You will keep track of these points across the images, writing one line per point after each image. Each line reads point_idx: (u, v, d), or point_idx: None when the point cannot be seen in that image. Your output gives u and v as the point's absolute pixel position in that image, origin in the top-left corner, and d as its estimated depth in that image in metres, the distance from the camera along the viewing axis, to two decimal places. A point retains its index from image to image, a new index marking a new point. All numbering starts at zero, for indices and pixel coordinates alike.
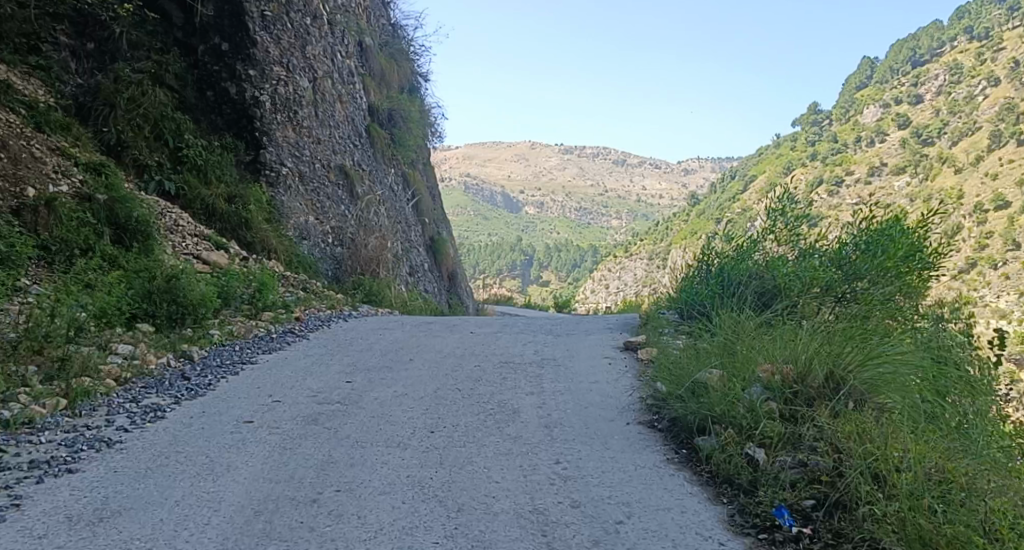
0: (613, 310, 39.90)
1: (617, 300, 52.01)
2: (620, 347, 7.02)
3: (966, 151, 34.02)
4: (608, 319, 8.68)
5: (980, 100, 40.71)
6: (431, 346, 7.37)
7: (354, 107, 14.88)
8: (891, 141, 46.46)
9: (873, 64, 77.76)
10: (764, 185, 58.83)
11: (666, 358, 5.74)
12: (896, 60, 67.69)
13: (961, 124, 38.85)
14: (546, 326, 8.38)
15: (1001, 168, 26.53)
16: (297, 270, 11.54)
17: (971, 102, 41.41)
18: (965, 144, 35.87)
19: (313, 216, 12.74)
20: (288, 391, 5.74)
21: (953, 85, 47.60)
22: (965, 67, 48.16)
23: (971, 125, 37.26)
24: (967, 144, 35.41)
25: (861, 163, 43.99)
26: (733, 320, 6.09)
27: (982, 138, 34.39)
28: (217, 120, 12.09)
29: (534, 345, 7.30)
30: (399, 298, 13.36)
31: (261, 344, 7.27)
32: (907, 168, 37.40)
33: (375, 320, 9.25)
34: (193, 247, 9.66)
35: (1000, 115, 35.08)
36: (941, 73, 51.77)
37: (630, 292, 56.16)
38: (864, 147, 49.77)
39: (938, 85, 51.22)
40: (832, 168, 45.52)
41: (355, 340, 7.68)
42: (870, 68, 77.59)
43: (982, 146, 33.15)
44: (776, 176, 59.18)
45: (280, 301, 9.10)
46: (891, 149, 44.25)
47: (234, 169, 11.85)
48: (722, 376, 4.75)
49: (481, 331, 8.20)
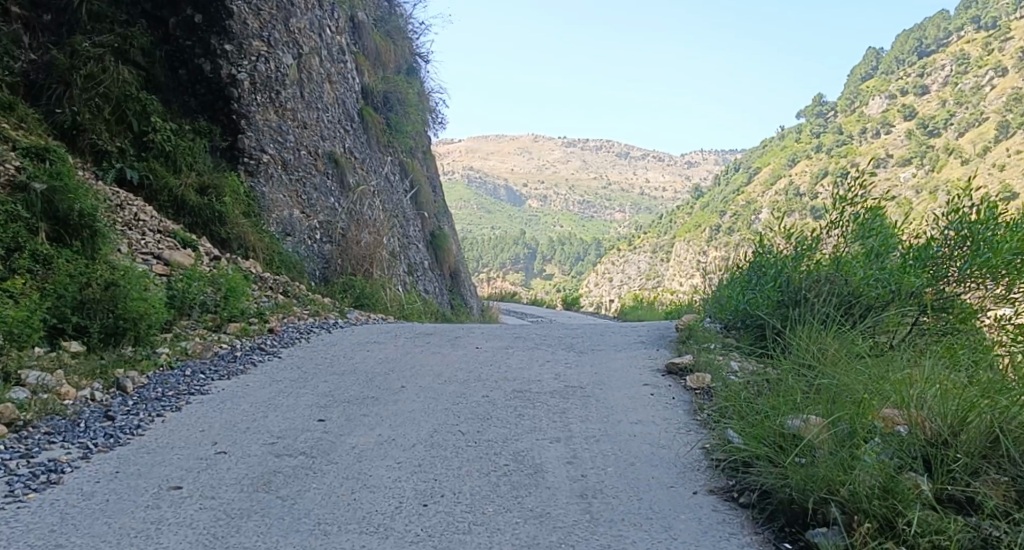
0: (614, 306, 38.53)
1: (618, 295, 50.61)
2: (661, 369, 5.66)
3: (972, 142, 32.56)
4: (638, 331, 7.32)
5: (988, 91, 39.13)
6: (428, 367, 6.03)
7: (345, 89, 13.49)
8: (897, 133, 44.95)
9: (879, 55, 76.13)
10: (769, 177, 57.32)
11: (732, 395, 4.38)
12: (902, 50, 66.04)
13: (968, 115, 37.34)
14: (565, 339, 7.03)
15: (1009, 159, 25.04)
16: (279, 271, 10.21)
17: (979, 93, 39.82)
18: (971, 135, 34.42)
19: (298, 209, 11.39)
20: (240, 436, 4.40)
21: (958, 74, 46.09)
22: (973, 57, 46.56)
23: (978, 116, 35.76)
24: (974, 135, 33.95)
25: (866, 155, 42.48)
26: (815, 342, 4.73)
27: (991, 128, 32.93)
28: (190, 101, 10.75)
29: (553, 367, 5.95)
30: (396, 301, 11.98)
31: (220, 366, 5.93)
32: (913, 160, 36.13)
33: (364, 330, 7.91)
34: (153, 246, 8.35)
35: (1009, 105, 33.59)
36: (947, 63, 50.17)
37: (633, 287, 54.81)
38: (870, 139, 48.27)
39: (942, 75, 49.57)
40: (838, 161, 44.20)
41: (336, 359, 6.34)
42: (876, 58, 75.78)
43: (989, 138, 31.75)
44: (782, 168, 57.68)
45: (252, 309, 7.78)
46: (896, 140, 42.73)
47: (208, 157, 10.52)
48: (828, 429, 3.40)
49: (489, 346, 6.85)
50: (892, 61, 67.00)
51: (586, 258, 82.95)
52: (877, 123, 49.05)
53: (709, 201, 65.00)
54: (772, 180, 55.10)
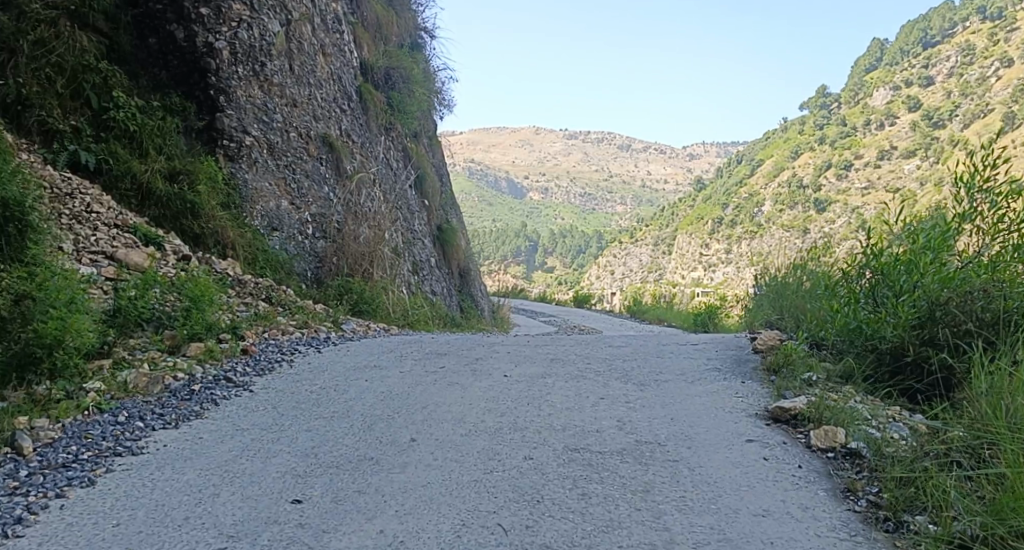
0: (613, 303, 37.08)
1: (616, 290, 49.12)
2: (762, 414, 4.17)
3: (978, 134, 30.64)
4: (708, 353, 5.79)
5: (992, 82, 36.99)
6: (444, 408, 4.55)
7: (341, 63, 11.91)
8: (901, 124, 43.00)
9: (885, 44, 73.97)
10: (773, 168, 55.50)
11: (931, 481, 2.94)
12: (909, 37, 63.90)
13: (972, 106, 35.33)
14: (616, 366, 5.52)
15: None
16: (262, 272, 8.76)
17: (982, 83, 37.64)
18: (977, 127, 32.48)
19: (286, 200, 9.83)
20: (169, 537, 2.94)
21: (961, 62, 44.31)
22: (979, 46, 44.44)
23: (983, 108, 33.85)
24: (979, 128, 32.07)
25: (871, 148, 40.58)
26: (1020, 387, 3.24)
27: (995, 120, 31.45)
28: (161, 74, 9.31)
29: (612, 409, 4.45)
30: (399, 306, 10.45)
31: (168, 407, 4.45)
32: (919, 153, 34.83)
33: (360, 350, 6.42)
34: (106, 243, 6.89)
35: (1013, 95, 31.62)
36: (950, 52, 48.43)
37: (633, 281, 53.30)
38: (873, 130, 46.31)
39: (945, 65, 47.32)
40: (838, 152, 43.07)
41: (324, 394, 4.87)
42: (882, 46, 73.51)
43: (994, 129, 30.46)
44: (785, 160, 55.99)
45: (223, 321, 6.33)
46: (899, 132, 40.81)
47: (181, 139, 9.02)
48: None
49: (520, 375, 5.35)
50: (893, 50, 65.01)
51: (587, 250, 81.24)
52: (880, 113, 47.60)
53: (711, 194, 63.51)
54: (774, 171, 53.69)
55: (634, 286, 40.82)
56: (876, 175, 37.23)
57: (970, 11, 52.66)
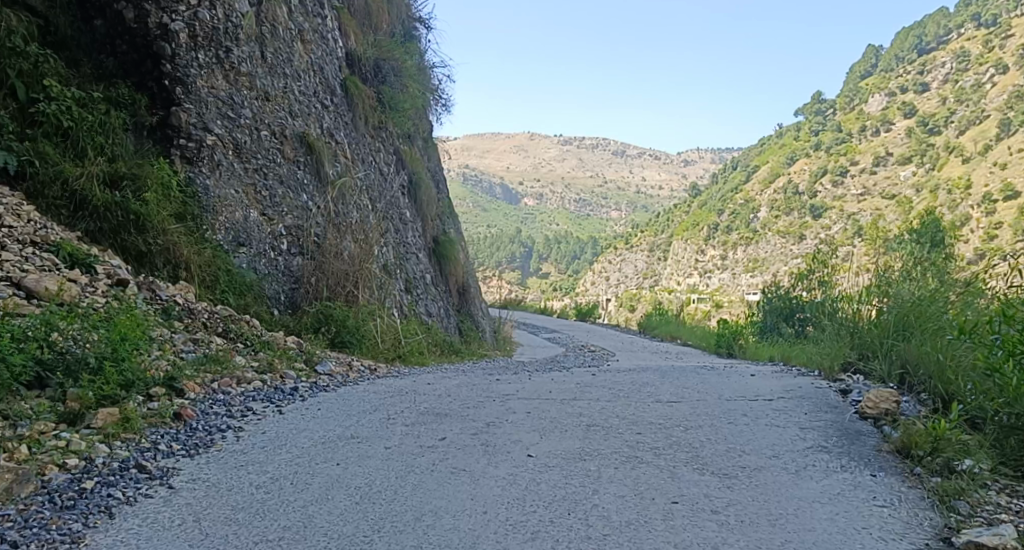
0: (605, 314, 35.81)
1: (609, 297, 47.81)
2: (936, 546, 2.72)
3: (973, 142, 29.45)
4: (798, 421, 4.32)
5: (986, 86, 35.72)
6: (447, 524, 3.08)
7: (323, 52, 10.46)
8: (898, 129, 41.76)
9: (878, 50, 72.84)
10: (768, 174, 54.19)
11: None
12: (903, 40, 62.68)
13: (969, 113, 34.10)
14: (679, 442, 4.05)
15: None
16: (223, 296, 7.31)
17: (978, 87, 36.35)
18: (973, 134, 31.32)
19: (256, 211, 8.36)
20: None
21: (955, 67, 43.03)
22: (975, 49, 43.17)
23: (979, 114, 32.70)
24: (976, 134, 30.91)
25: (868, 153, 39.31)
26: None
27: (990, 127, 30.33)
28: (108, 61, 7.85)
29: (699, 526, 2.98)
30: (390, 334, 8.99)
31: (33, 528, 2.95)
32: (916, 159, 33.83)
33: (331, 407, 4.94)
34: (13, 266, 5.39)
35: (1008, 101, 30.49)
36: (944, 56, 47.18)
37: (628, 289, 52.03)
38: (870, 136, 45.08)
39: (939, 68, 46.03)
40: (839, 157, 41.89)
41: (272, 496, 3.38)
42: (875, 54, 72.39)
43: (994, 135, 29.37)
44: (780, 164, 54.66)
45: (153, 371, 4.85)
46: (896, 137, 39.55)
47: (129, 137, 7.55)
48: None
49: (550, 458, 3.87)
50: (890, 54, 63.87)
51: (582, 256, 79.87)
52: (874, 117, 46.29)
53: (708, 200, 62.26)
54: (771, 177, 52.53)
55: (631, 291, 43.43)
56: (873, 182, 36.03)
57: (965, 17, 51.53)
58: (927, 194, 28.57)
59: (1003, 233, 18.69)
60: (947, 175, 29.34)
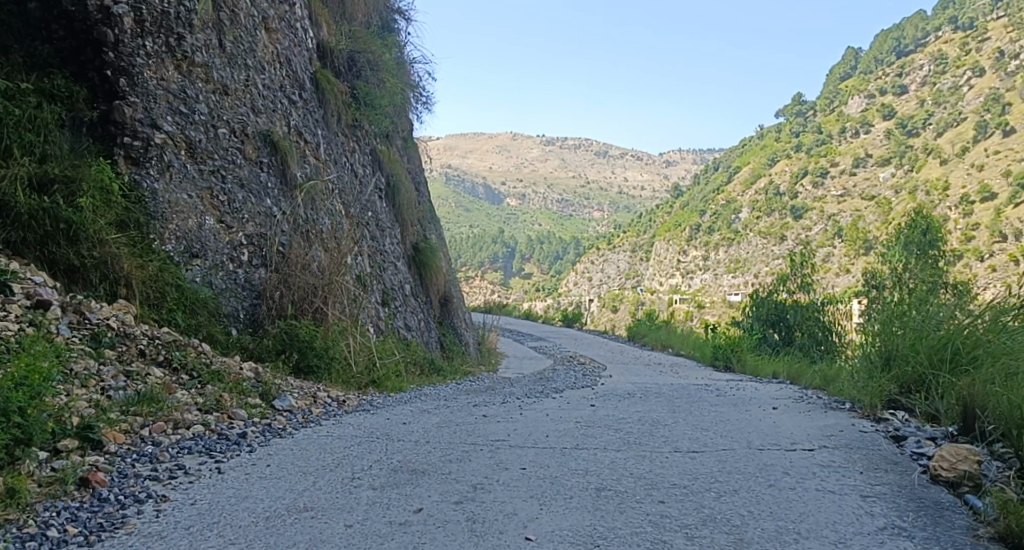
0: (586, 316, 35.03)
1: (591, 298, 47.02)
2: None
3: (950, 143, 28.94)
4: (857, 486, 3.52)
5: (962, 86, 35.30)
6: None
7: (291, 42, 9.56)
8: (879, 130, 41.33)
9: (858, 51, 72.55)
10: (749, 174, 53.67)
11: None
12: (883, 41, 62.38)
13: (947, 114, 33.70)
14: (716, 517, 3.23)
15: None
16: (170, 316, 6.42)
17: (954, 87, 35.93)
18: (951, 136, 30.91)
19: (212, 218, 7.46)
20: None
21: (933, 68, 42.66)
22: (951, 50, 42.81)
23: (956, 115, 32.28)
24: (954, 136, 30.48)
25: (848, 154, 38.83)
26: None
27: (967, 128, 29.93)
28: (42, 48, 6.90)
29: None
30: (363, 355, 8.12)
31: None
32: (896, 160, 33.39)
33: (282, 462, 4.07)
34: None
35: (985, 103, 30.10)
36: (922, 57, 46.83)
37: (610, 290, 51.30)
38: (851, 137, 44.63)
39: (917, 68, 45.65)
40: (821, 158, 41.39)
41: None
42: (855, 55, 72.17)
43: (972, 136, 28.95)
44: (762, 164, 54.19)
45: (62, 421, 3.94)
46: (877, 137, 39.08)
47: (64, 134, 6.62)
48: None
49: (555, 542, 3.04)
50: (869, 55, 63.59)
51: (564, 255, 79.05)
52: (855, 117, 45.87)
53: (691, 200, 61.69)
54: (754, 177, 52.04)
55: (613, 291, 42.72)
56: (853, 182, 35.56)
57: (944, 19, 51.21)
58: (905, 195, 28.08)
59: (988, 238, 18.24)
60: (925, 176, 28.88)
